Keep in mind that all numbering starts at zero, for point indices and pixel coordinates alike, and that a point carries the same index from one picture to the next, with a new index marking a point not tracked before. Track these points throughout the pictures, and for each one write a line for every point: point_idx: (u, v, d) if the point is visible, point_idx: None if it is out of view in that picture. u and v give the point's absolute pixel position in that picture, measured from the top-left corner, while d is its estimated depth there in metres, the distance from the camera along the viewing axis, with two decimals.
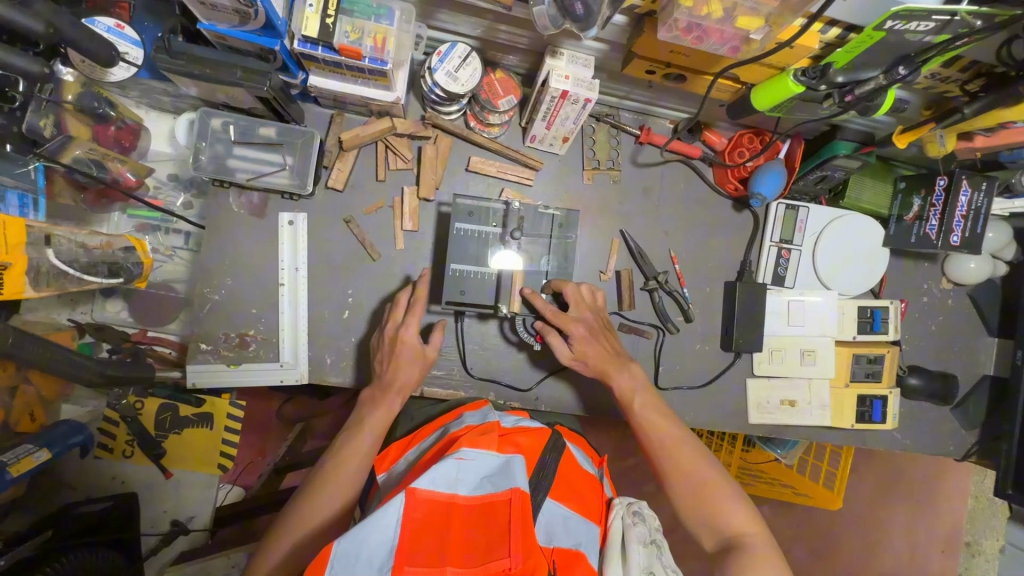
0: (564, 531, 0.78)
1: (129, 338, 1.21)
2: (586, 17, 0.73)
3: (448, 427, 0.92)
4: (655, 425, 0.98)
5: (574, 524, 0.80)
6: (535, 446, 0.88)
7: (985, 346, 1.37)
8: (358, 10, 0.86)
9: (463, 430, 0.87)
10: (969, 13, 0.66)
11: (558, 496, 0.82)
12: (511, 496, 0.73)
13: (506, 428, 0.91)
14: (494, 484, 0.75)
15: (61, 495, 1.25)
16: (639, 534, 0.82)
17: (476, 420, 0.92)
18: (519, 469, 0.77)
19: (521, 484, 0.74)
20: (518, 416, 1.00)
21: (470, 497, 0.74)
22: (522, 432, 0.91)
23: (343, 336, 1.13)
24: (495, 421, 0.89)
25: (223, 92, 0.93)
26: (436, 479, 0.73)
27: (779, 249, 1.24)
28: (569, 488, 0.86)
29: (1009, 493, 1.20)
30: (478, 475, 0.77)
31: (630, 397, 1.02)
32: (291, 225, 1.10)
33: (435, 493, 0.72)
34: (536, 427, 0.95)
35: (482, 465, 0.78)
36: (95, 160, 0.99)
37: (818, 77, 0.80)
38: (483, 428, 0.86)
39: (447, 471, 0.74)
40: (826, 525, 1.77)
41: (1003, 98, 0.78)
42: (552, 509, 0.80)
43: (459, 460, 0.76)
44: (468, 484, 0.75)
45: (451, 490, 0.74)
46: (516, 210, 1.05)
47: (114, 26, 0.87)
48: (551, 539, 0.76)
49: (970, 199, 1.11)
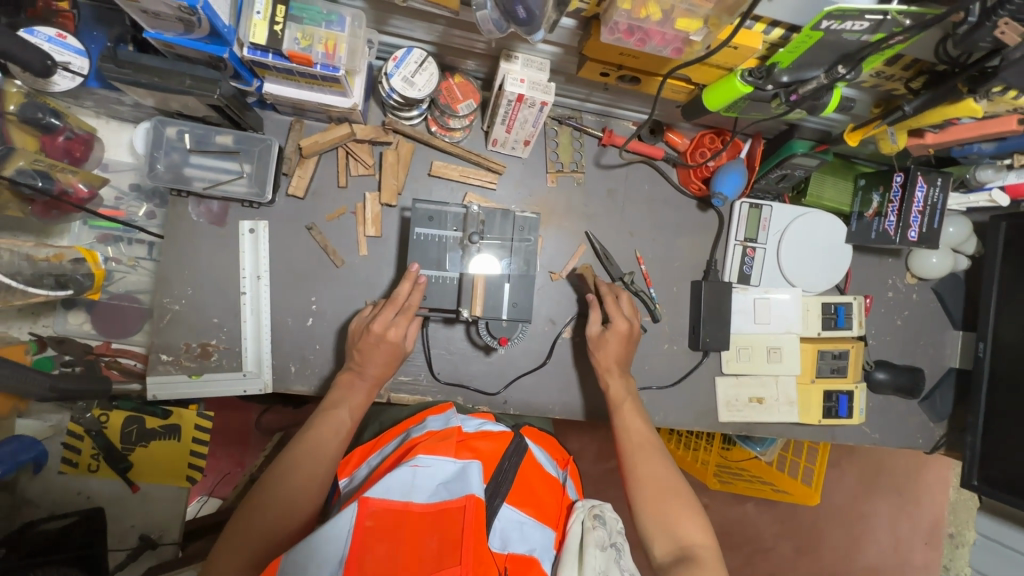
0: (520, 537, 0.79)
1: (92, 351, 1.20)
2: (530, 21, 0.74)
3: (409, 432, 0.92)
4: (636, 431, 1.02)
5: (529, 530, 0.80)
6: (496, 452, 0.89)
7: (950, 339, 1.38)
8: (307, 16, 0.86)
9: (422, 436, 0.87)
10: (901, 12, 0.68)
11: (515, 502, 0.83)
12: (465, 502, 0.72)
13: (466, 433, 0.92)
14: (449, 491, 0.75)
15: (25, 513, 1.23)
16: (598, 537, 0.81)
17: (438, 424, 0.92)
18: (476, 474, 0.77)
19: (476, 491, 0.73)
20: (481, 420, 1.00)
21: (425, 505, 0.73)
22: (484, 437, 0.92)
23: (308, 344, 1.12)
24: (455, 427, 0.89)
25: (175, 101, 0.93)
26: (389, 487, 0.73)
27: (744, 248, 1.25)
28: (528, 492, 0.87)
29: (975, 484, 1.22)
30: (435, 482, 0.76)
31: (621, 399, 1.07)
32: (252, 233, 1.10)
33: (388, 501, 0.72)
34: (499, 430, 0.96)
35: (439, 472, 0.77)
36: (42, 171, 0.96)
37: (764, 76, 0.81)
38: (442, 434, 0.86)
39: (401, 479, 0.75)
40: (807, 521, 1.78)
41: (938, 98, 0.80)
42: (508, 515, 0.81)
43: (414, 468, 0.76)
44: (423, 491, 0.75)
45: (406, 498, 0.73)
46: (475, 214, 1.05)
47: (56, 36, 0.86)
48: (505, 545, 0.77)
49: (926, 194, 1.13)
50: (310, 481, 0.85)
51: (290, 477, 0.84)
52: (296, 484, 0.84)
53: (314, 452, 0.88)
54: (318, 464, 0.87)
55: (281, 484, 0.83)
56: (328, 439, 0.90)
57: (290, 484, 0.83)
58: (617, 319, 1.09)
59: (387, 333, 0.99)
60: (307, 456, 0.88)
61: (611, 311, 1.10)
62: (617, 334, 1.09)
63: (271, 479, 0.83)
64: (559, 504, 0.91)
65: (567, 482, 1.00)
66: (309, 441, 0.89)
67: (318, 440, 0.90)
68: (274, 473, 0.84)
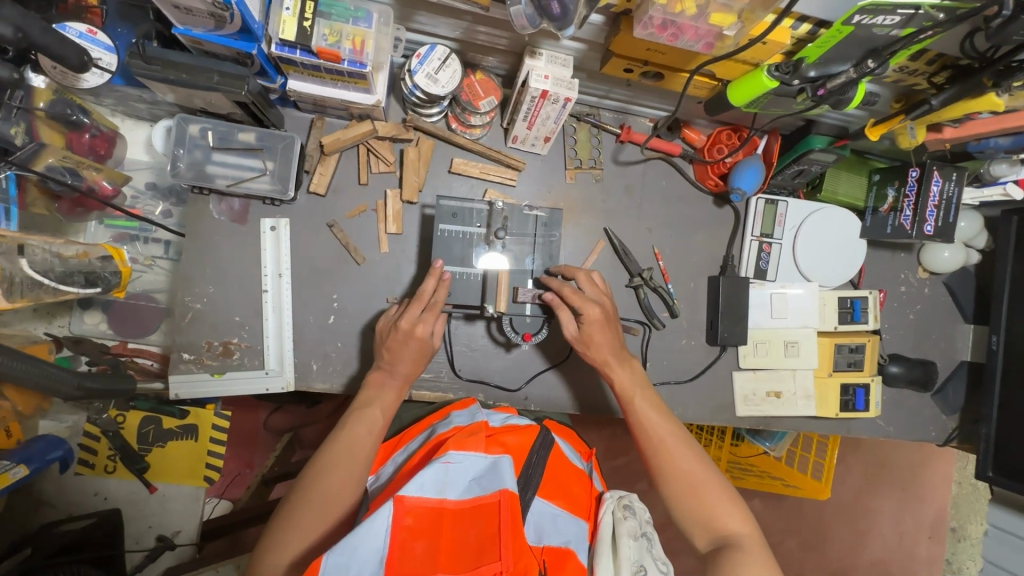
0: (554, 530, 0.79)
1: (109, 351, 1.19)
2: (563, 16, 0.74)
3: (436, 428, 0.92)
4: (650, 425, 0.97)
5: (563, 521, 0.81)
6: (524, 445, 0.89)
7: (961, 333, 1.40)
8: (335, 12, 0.86)
9: (450, 431, 0.87)
10: (932, 7, 0.69)
11: (546, 495, 0.84)
12: (500, 497, 0.72)
13: (493, 427, 0.92)
14: (482, 486, 0.75)
15: (42, 514, 1.21)
16: (630, 527, 0.82)
17: (464, 419, 0.92)
18: (507, 469, 0.77)
19: (510, 485, 0.74)
20: (506, 414, 1.01)
21: (460, 501, 0.74)
22: (511, 431, 0.92)
23: (330, 341, 1.12)
24: (482, 421, 0.89)
25: (201, 98, 0.92)
26: (423, 484, 0.73)
27: (760, 243, 1.26)
28: (558, 485, 0.87)
29: (990, 475, 1.23)
30: (466, 477, 0.77)
31: (631, 390, 1.02)
32: (273, 231, 1.09)
33: (424, 499, 0.72)
34: (525, 425, 0.96)
35: (470, 467, 0.78)
36: (70, 167, 0.95)
37: (791, 71, 0.82)
38: (471, 429, 0.86)
39: (435, 476, 0.74)
40: (816, 515, 1.80)
41: (965, 90, 0.82)
42: (540, 508, 0.81)
43: (446, 464, 0.76)
44: (457, 487, 0.75)
45: (440, 494, 0.73)
46: (499, 210, 1.05)
47: (87, 32, 0.86)
48: (540, 537, 0.77)
49: (942, 189, 1.14)
50: (345, 480, 0.85)
51: (324, 477, 0.84)
52: (331, 484, 0.84)
53: (348, 452, 0.88)
54: (354, 464, 0.87)
55: (317, 484, 0.84)
56: (362, 438, 0.90)
57: (325, 484, 0.84)
58: (587, 308, 1.01)
59: (414, 329, 0.99)
60: (341, 455, 0.87)
61: (581, 302, 1.01)
62: (593, 320, 1.01)
63: (308, 481, 0.84)
64: (588, 496, 0.91)
65: (594, 473, 1.00)
66: (342, 440, 0.89)
67: (352, 439, 0.90)
68: (310, 474, 0.85)
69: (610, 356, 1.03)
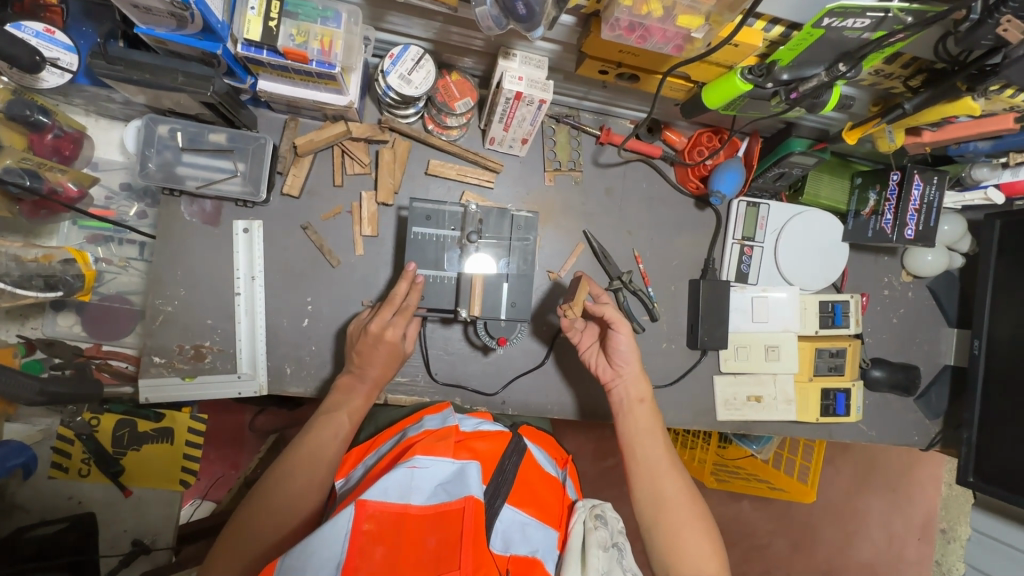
0: (522, 538, 0.78)
1: (82, 353, 1.16)
2: (529, 17, 0.73)
3: (406, 431, 0.92)
4: (647, 452, 0.97)
5: (532, 530, 0.80)
6: (495, 452, 0.88)
7: (945, 337, 1.39)
8: (302, 12, 0.85)
9: (419, 436, 0.86)
10: (901, 10, 0.67)
11: (516, 502, 0.82)
12: (464, 504, 0.71)
13: (464, 433, 0.91)
14: (448, 492, 0.74)
15: (14, 519, 1.20)
16: (599, 537, 0.81)
17: (435, 423, 0.91)
18: (474, 475, 0.76)
19: (475, 492, 0.72)
20: (479, 419, 0.99)
21: (424, 507, 0.72)
22: (481, 437, 0.91)
23: (304, 345, 1.10)
24: (453, 426, 0.89)
25: (168, 98, 0.91)
26: (387, 489, 0.72)
27: (741, 247, 1.25)
28: (529, 492, 0.86)
29: (971, 480, 1.22)
30: (433, 483, 0.76)
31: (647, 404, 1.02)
32: (246, 233, 1.08)
33: (386, 504, 0.71)
34: (496, 431, 0.95)
35: (438, 472, 0.77)
36: (30, 169, 0.94)
37: (763, 74, 0.81)
38: (441, 433, 0.85)
39: (399, 480, 0.73)
40: (800, 519, 1.79)
41: (939, 95, 0.80)
42: (510, 515, 0.80)
43: (411, 468, 0.75)
44: (422, 493, 0.74)
45: (404, 500, 0.72)
46: (473, 213, 1.04)
47: (44, 31, 0.84)
48: (508, 546, 0.76)
49: (922, 192, 1.13)
50: (307, 486, 0.84)
51: (285, 482, 0.83)
52: (293, 489, 0.83)
53: (311, 457, 0.87)
54: (318, 468, 0.86)
55: (277, 489, 0.82)
56: (327, 443, 0.89)
57: (285, 489, 0.83)
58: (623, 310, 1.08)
59: (384, 333, 0.97)
60: (304, 460, 0.86)
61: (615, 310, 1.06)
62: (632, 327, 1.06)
63: (268, 486, 0.83)
64: (559, 503, 0.91)
65: (568, 481, 1.00)
66: (306, 445, 0.88)
67: (317, 444, 0.88)
68: (271, 479, 0.84)
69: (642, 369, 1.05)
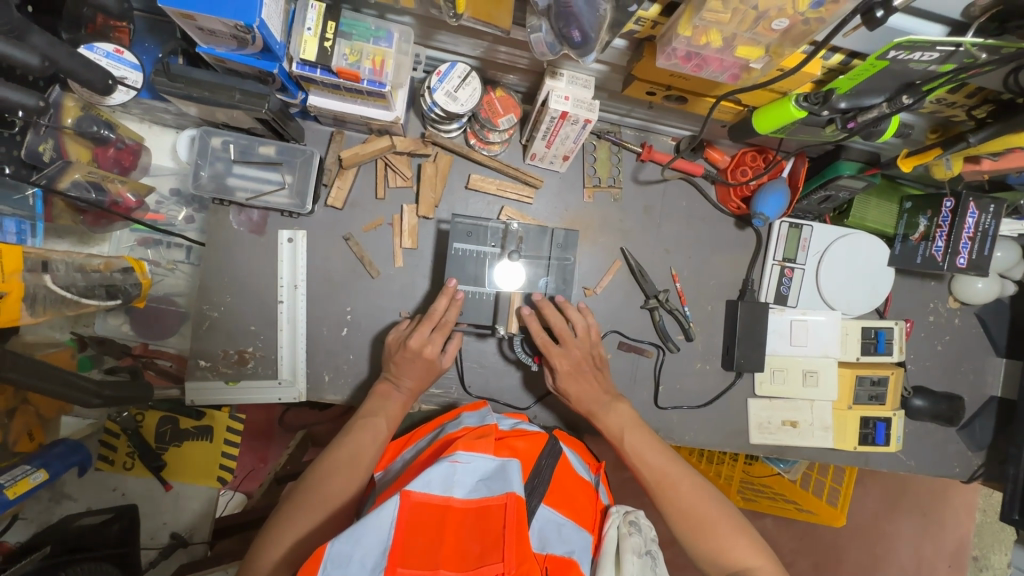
0: (558, 538, 0.78)
1: (131, 352, 1.23)
2: (584, 44, 0.72)
3: (445, 427, 0.93)
4: (653, 467, 0.97)
5: (567, 531, 0.80)
6: (532, 451, 0.90)
7: (992, 366, 1.34)
8: (357, 32, 0.86)
9: (461, 432, 0.88)
10: (974, 45, 0.64)
11: (551, 503, 0.83)
12: (506, 500, 0.71)
13: (503, 431, 0.93)
14: (489, 488, 0.74)
15: (62, 508, 1.25)
16: (634, 544, 0.81)
17: (474, 421, 0.93)
18: (515, 474, 0.76)
19: (516, 489, 0.72)
20: (516, 419, 1.03)
21: (466, 501, 0.72)
22: (519, 437, 0.93)
23: (342, 353, 1.13)
24: (492, 425, 0.90)
25: (223, 113, 0.93)
26: (431, 481, 0.72)
27: (781, 268, 1.23)
28: (563, 494, 0.86)
29: (1016, 518, 1.17)
30: (474, 478, 0.76)
31: (619, 436, 1.03)
32: (291, 242, 1.11)
33: (430, 495, 0.71)
34: (534, 431, 0.97)
35: (479, 468, 0.77)
36: (94, 182, 0.98)
37: (821, 102, 0.78)
38: (481, 431, 0.86)
39: (442, 474, 0.74)
40: (829, 541, 1.70)
41: (1010, 127, 0.78)
42: (546, 515, 0.81)
43: (454, 463, 0.76)
44: (464, 487, 0.74)
45: (447, 493, 0.72)
46: (514, 231, 1.05)
47: (114, 51, 0.87)
48: (544, 546, 0.76)
49: (977, 221, 1.09)
50: (347, 483, 0.87)
51: (326, 478, 0.87)
52: (334, 485, 0.86)
53: (352, 457, 0.91)
54: (357, 467, 0.90)
55: (320, 484, 0.86)
56: (365, 446, 0.93)
57: (326, 485, 0.86)
58: (572, 344, 1.06)
59: (423, 350, 1.01)
60: (345, 458, 0.90)
61: (552, 354, 1.05)
62: (570, 359, 1.06)
63: (311, 482, 0.87)
64: (593, 508, 0.91)
65: (601, 486, 0.99)
66: (347, 445, 0.92)
67: (357, 446, 0.92)
68: (313, 475, 0.87)
69: (603, 404, 1.06)
